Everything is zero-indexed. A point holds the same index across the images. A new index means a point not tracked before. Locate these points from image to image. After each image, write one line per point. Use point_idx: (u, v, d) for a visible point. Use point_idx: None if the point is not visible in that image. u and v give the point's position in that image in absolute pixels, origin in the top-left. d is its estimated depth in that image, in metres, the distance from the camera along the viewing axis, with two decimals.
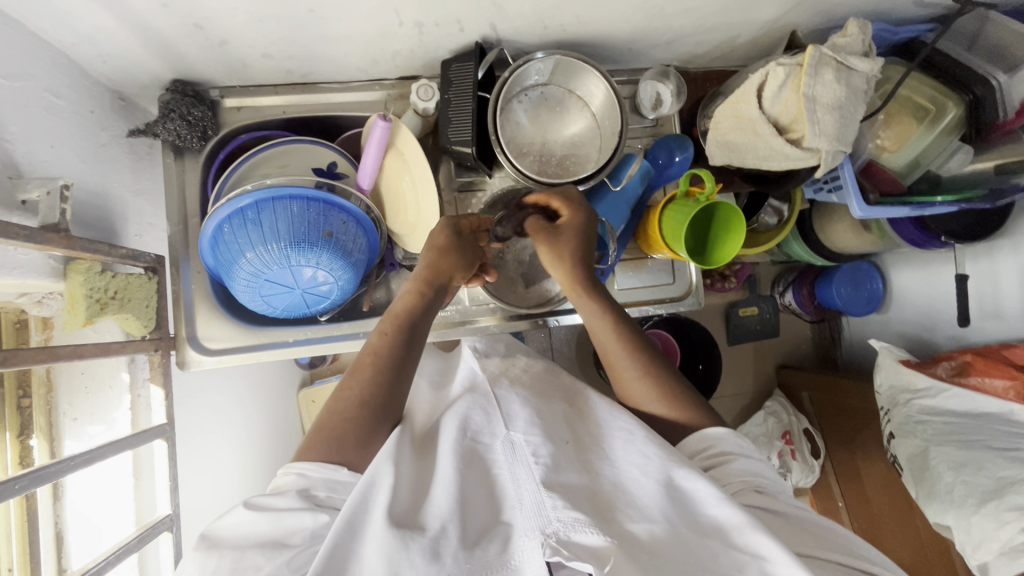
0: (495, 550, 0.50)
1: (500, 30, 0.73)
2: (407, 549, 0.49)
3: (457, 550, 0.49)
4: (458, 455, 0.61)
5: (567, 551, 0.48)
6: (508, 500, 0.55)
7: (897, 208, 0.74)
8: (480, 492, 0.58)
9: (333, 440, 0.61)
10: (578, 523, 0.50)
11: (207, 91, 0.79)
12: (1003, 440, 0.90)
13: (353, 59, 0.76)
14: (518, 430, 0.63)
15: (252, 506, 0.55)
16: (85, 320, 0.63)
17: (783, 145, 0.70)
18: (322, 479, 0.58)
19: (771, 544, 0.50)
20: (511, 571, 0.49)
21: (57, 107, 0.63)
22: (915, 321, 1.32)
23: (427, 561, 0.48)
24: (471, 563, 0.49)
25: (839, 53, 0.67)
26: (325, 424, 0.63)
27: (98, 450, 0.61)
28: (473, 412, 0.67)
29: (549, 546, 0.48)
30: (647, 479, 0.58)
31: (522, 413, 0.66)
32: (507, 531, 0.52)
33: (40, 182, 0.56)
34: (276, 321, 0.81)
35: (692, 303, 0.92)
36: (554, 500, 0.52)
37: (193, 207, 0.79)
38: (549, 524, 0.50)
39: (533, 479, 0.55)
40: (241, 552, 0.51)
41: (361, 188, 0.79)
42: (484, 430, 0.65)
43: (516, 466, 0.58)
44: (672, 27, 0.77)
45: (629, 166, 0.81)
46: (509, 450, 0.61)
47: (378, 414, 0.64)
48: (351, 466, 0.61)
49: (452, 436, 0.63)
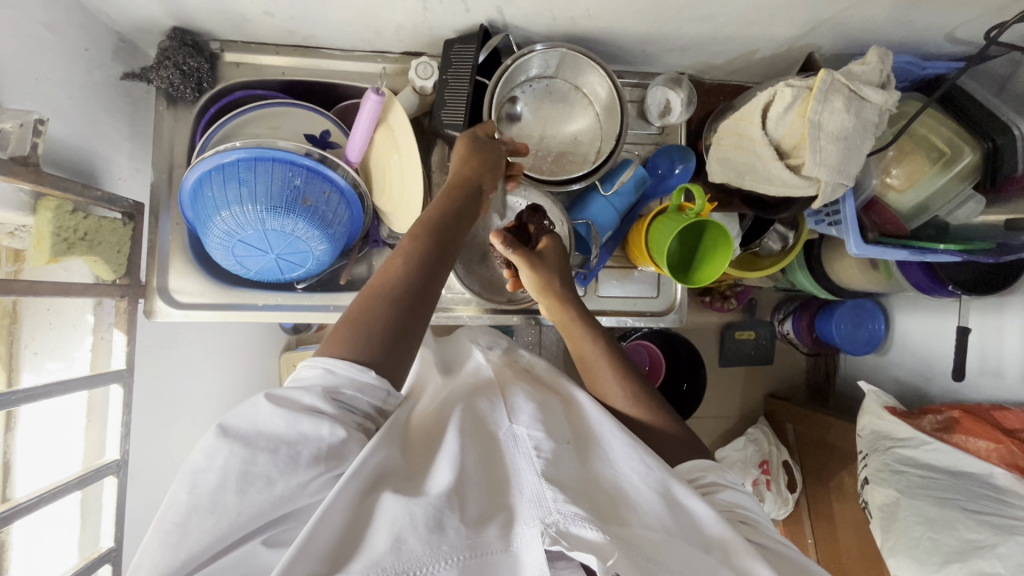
0: (495, 534, 0.48)
1: (507, 15, 0.71)
2: (410, 518, 0.46)
3: (458, 525, 0.47)
4: (461, 434, 0.59)
5: (567, 542, 0.47)
6: (510, 485, 0.54)
7: (895, 251, 0.71)
8: (482, 471, 0.55)
9: (363, 330, 0.56)
10: (579, 517, 0.49)
11: (207, 42, 0.77)
12: (979, 503, 0.87)
13: (356, 27, 0.74)
14: (522, 424, 0.60)
15: (274, 399, 0.50)
16: (49, 257, 0.62)
17: (781, 169, 0.66)
18: (348, 380, 0.53)
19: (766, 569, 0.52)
20: (511, 557, 0.47)
21: (46, 40, 0.62)
22: (911, 368, 1.28)
23: (427, 531, 0.46)
24: (470, 543, 0.47)
25: (853, 81, 0.63)
26: (357, 318, 0.57)
27: (43, 389, 0.60)
28: (478, 401, 0.65)
29: (549, 536, 0.47)
30: (648, 487, 0.57)
31: (526, 406, 0.64)
32: (507, 515, 0.51)
33: (14, 114, 0.55)
34: (250, 283, 0.80)
35: (673, 320, 0.89)
36: (555, 492, 0.50)
37: (180, 158, 0.78)
38: (549, 515, 0.49)
39: (534, 470, 0.54)
40: (251, 454, 0.47)
41: (349, 160, 0.77)
42: (487, 417, 0.62)
43: (518, 454, 0.56)
44: (687, 32, 0.74)
45: (623, 171, 0.78)
46: (511, 439, 0.58)
47: (408, 324, 0.58)
48: (380, 370, 0.55)
49: (458, 419, 0.61)
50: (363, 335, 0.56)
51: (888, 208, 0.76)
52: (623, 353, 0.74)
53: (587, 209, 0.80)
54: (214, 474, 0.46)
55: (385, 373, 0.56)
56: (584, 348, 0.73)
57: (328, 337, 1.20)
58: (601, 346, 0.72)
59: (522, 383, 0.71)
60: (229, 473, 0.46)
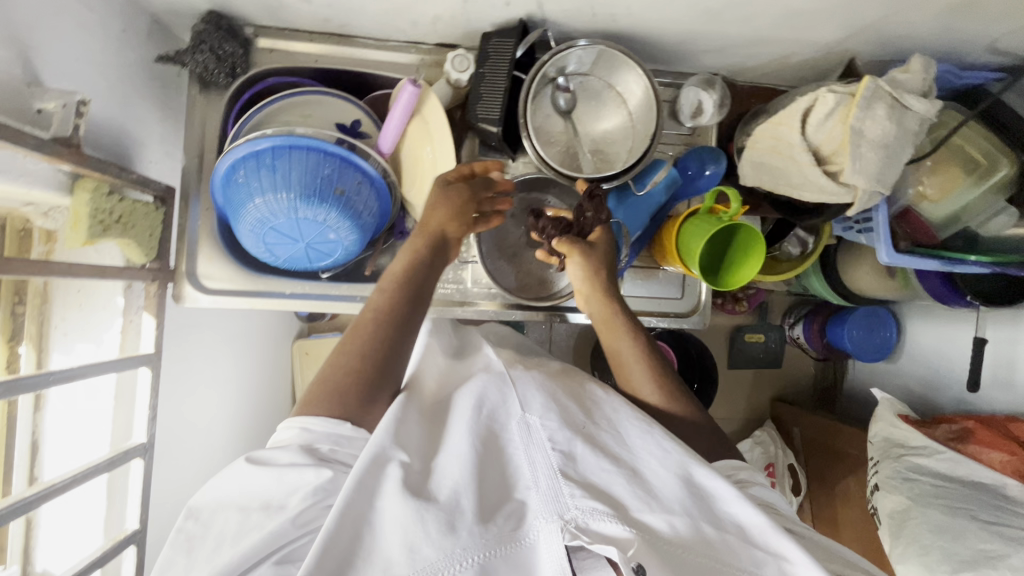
0: (510, 527, 0.50)
1: (547, 10, 0.70)
2: (424, 524, 0.48)
3: (473, 525, 0.49)
4: (474, 426, 0.59)
5: (587, 537, 0.49)
6: (523, 479, 0.55)
7: (925, 261, 0.72)
8: (495, 467, 0.56)
9: (334, 388, 0.59)
10: (598, 512, 0.51)
11: (241, 27, 0.77)
12: (990, 513, 0.88)
13: (393, 17, 0.74)
14: (534, 413, 0.61)
15: (254, 460, 0.55)
16: (85, 239, 0.62)
17: (820, 176, 0.66)
18: (326, 433, 0.57)
19: (793, 548, 0.53)
20: (529, 549, 0.50)
21: (86, 20, 0.61)
22: (922, 377, 1.28)
23: (443, 533, 0.48)
24: (488, 538, 0.49)
25: (896, 89, 0.63)
26: (327, 376, 0.60)
27: (79, 370, 0.61)
28: (489, 391, 0.65)
29: (568, 531, 0.49)
30: (667, 473, 0.57)
31: (537, 397, 0.64)
32: (521, 508, 0.52)
33: (57, 94, 0.55)
34: (277, 271, 0.80)
35: (695, 322, 0.90)
36: (571, 489, 0.52)
37: (211, 143, 0.78)
38: (567, 511, 0.51)
39: (550, 466, 0.55)
40: (244, 515, 0.52)
41: (380, 151, 0.77)
42: (500, 408, 0.63)
43: (533, 449, 0.57)
44: (726, 34, 0.73)
45: (656, 171, 0.79)
46: (524, 431, 0.59)
47: (381, 374, 0.61)
48: (355, 421, 0.59)
49: (470, 409, 0.62)
50: (334, 394, 0.59)
51: (921, 218, 0.75)
52: (657, 351, 0.73)
53: (618, 208, 0.81)
54: (211, 537, 0.52)
55: (361, 422, 0.59)
56: (622, 348, 0.73)
57: (342, 326, 1.20)
58: (634, 345, 0.72)
59: (534, 372, 0.72)
60: (225, 534, 0.51)
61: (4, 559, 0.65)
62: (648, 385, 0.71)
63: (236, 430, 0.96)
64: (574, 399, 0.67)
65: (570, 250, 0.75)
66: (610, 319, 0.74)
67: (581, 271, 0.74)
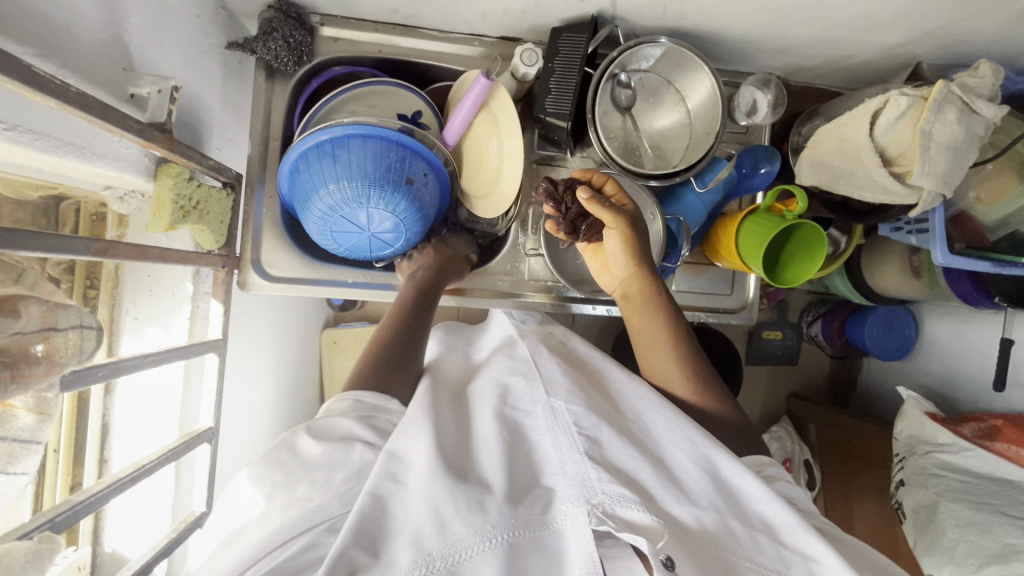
0: (538, 510, 0.51)
1: (619, 7, 0.71)
2: (454, 500, 0.49)
3: (502, 505, 0.50)
4: (498, 416, 0.63)
5: (614, 523, 0.49)
6: (550, 465, 0.56)
7: (978, 262, 0.74)
8: (521, 452, 0.59)
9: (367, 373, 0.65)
10: (625, 499, 0.51)
11: (308, 15, 0.77)
12: (1018, 509, 0.90)
13: (463, 10, 0.74)
14: (559, 398, 0.63)
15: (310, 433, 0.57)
16: (167, 225, 0.63)
17: (886, 177, 0.68)
18: (376, 407, 0.62)
19: (824, 550, 0.52)
20: (554, 533, 0.50)
21: (171, 5, 0.61)
22: (942, 376, 1.31)
23: (472, 512, 0.49)
24: (516, 519, 0.50)
25: (967, 94, 0.65)
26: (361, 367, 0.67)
27: (166, 354, 0.59)
28: (511, 380, 0.69)
29: (596, 516, 0.49)
30: (693, 466, 0.58)
31: (562, 381, 0.67)
32: (548, 494, 0.53)
33: (153, 79, 0.56)
34: (339, 260, 0.82)
35: (743, 318, 0.91)
36: (599, 473, 0.53)
37: (276, 131, 0.78)
38: (595, 495, 0.51)
39: (577, 449, 0.56)
40: (291, 484, 0.53)
41: (445, 141, 0.78)
42: (524, 398, 0.66)
43: (557, 432, 0.58)
44: (791, 34, 0.74)
45: (719, 170, 0.78)
46: (549, 416, 0.60)
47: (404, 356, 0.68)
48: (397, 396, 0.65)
49: (493, 399, 0.66)
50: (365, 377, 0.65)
51: (975, 221, 0.77)
52: (693, 335, 0.75)
53: (677, 204, 0.82)
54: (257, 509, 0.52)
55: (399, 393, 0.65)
56: (654, 333, 0.74)
57: (373, 316, 1.20)
58: (673, 326, 0.73)
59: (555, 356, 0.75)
60: (274, 503, 0.52)
61: (75, 539, 0.66)
62: (678, 376, 0.72)
63: (276, 417, 0.96)
64: (594, 387, 0.70)
65: (613, 223, 0.73)
66: (648, 297, 0.74)
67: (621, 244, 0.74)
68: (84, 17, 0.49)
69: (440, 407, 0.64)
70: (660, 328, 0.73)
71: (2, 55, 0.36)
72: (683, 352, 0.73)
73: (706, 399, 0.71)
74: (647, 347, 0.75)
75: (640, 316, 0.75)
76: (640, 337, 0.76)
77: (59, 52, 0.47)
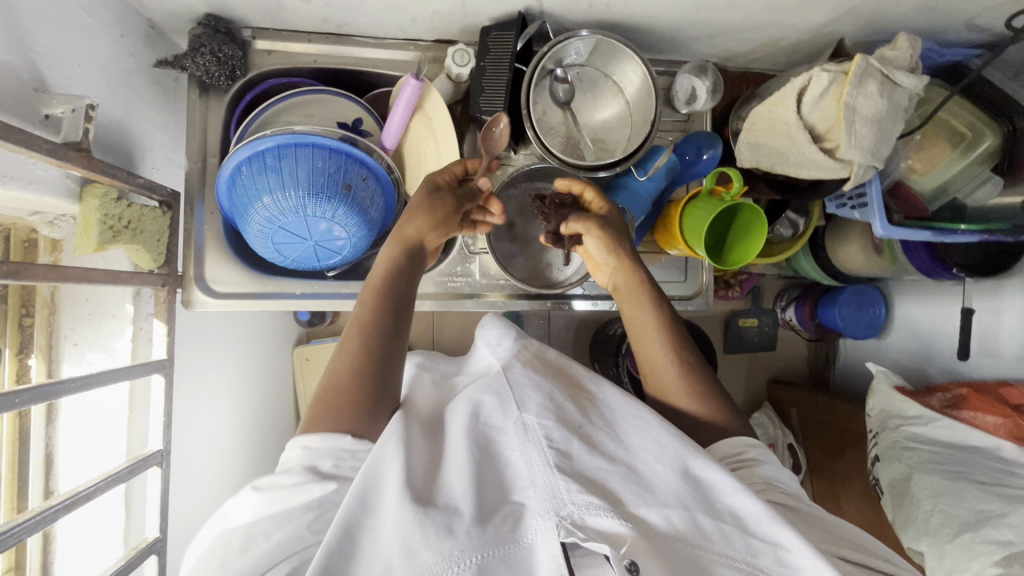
0: (508, 527, 0.50)
1: (545, 2, 0.72)
2: (424, 528, 0.49)
3: (471, 526, 0.49)
4: (469, 435, 0.60)
5: (582, 533, 0.49)
6: (520, 481, 0.55)
7: (918, 232, 0.74)
8: (494, 471, 0.57)
9: (339, 390, 0.60)
10: (594, 506, 0.51)
11: (239, 30, 0.77)
12: (989, 475, 0.90)
13: (392, 15, 0.74)
14: (530, 412, 0.61)
15: (259, 489, 0.55)
16: (96, 245, 0.62)
17: (816, 152, 0.69)
18: (331, 450, 0.57)
19: (791, 536, 0.52)
20: (524, 548, 0.49)
21: (87, 25, 0.61)
22: (912, 349, 1.32)
23: (441, 536, 0.48)
24: (484, 539, 0.49)
25: (886, 66, 0.66)
26: (331, 382, 0.61)
27: (96, 377, 0.58)
28: (483, 398, 0.64)
29: (563, 527, 0.49)
30: (664, 466, 0.58)
31: (534, 396, 0.63)
32: (518, 510, 0.52)
33: (65, 99, 0.55)
34: (285, 272, 0.81)
35: (700, 304, 0.91)
36: (568, 484, 0.52)
37: (214, 147, 0.78)
38: (564, 506, 0.51)
39: (546, 463, 0.55)
40: (250, 527, 0.52)
41: (385, 146, 0.78)
42: (495, 415, 0.62)
43: (528, 447, 0.57)
44: (718, 20, 0.75)
45: (657, 157, 0.79)
46: (520, 430, 0.59)
47: (376, 384, 0.62)
48: (357, 434, 0.59)
49: (463, 420, 0.61)
50: (342, 396, 0.60)
51: (913, 191, 0.78)
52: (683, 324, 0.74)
53: (622, 194, 0.82)
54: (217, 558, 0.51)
55: (363, 434, 0.59)
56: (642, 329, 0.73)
57: (341, 329, 1.19)
58: (662, 313, 0.72)
59: (532, 369, 0.69)
60: (231, 550, 0.51)
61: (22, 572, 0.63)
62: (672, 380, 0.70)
63: (241, 440, 0.94)
64: (570, 397, 0.66)
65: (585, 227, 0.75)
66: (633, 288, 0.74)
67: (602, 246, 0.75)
68: None
69: (416, 434, 0.61)
70: (650, 318, 0.72)
71: None
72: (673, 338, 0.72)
73: (700, 405, 0.69)
74: (636, 333, 0.73)
75: (631, 309, 0.73)
76: (630, 327, 0.74)
77: None
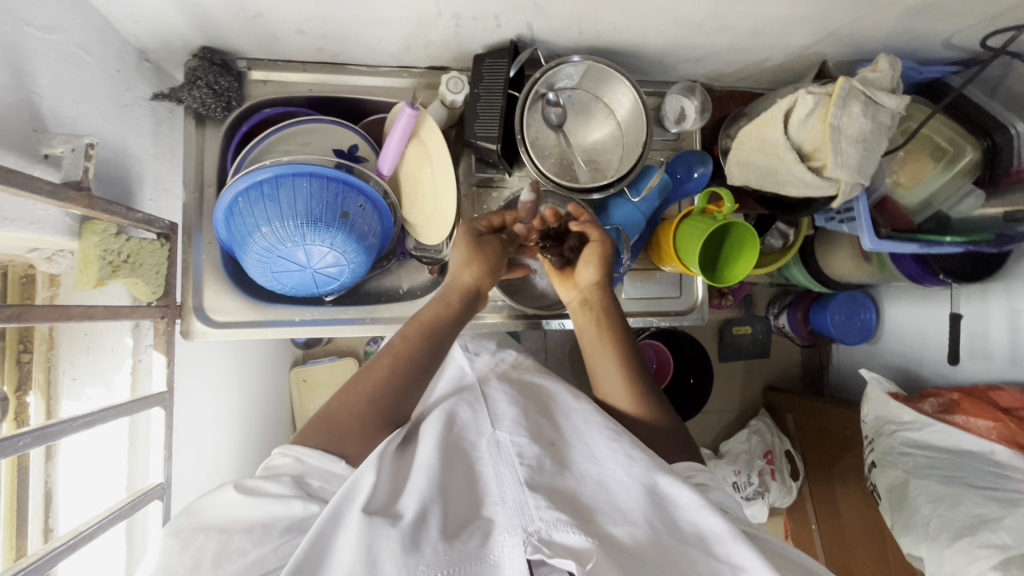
0: (474, 544, 0.53)
1: (536, 30, 0.73)
2: (387, 537, 0.50)
3: (437, 542, 0.52)
4: (443, 445, 0.63)
5: (548, 549, 0.52)
6: (490, 497, 0.58)
7: (903, 244, 0.75)
8: (464, 485, 0.60)
9: (348, 413, 0.63)
10: (560, 523, 0.53)
11: (234, 61, 0.78)
12: (983, 479, 0.91)
13: (386, 44, 0.76)
14: (504, 431, 0.66)
15: (242, 489, 0.55)
16: (95, 281, 0.62)
17: (805, 171, 0.70)
18: (320, 469, 0.59)
19: (754, 559, 0.53)
20: (489, 567, 0.52)
21: (85, 63, 0.61)
22: (902, 354, 1.33)
23: (406, 550, 0.50)
24: (450, 556, 0.51)
25: (868, 87, 0.68)
26: (343, 403, 0.64)
27: (100, 414, 0.58)
28: (460, 408, 0.70)
29: (530, 544, 0.52)
30: (632, 481, 0.60)
31: (509, 413, 0.69)
32: (487, 526, 0.55)
33: (65, 139, 0.55)
34: (285, 299, 0.81)
35: (696, 318, 0.93)
36: (536, 501, 0.55)
37: (211, 177, 0.78)
38: (531, 522, 0.54)
39: (516, 480, 0.58)
40: (225, 536, 0.52)
41: (380, 173, 0.79)
42: (471, 427, 0.67)
43: (501, 466, 0.61)
44: (704, 44, 0.77)
45: (650, 177, 0.81)
46: (494, 449, 0.63)
47: (389, 411, 0.65)
48: (348, 459, 0.61)
49: (439, 428, 0.65)
50: (350, 421, 0.63)
51: (899, 205, 0.80)
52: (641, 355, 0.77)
53: (616, 215, 0.83)
54: (187, 556, 0.51)
55: (353, 461, 0.62)
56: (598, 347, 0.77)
57: (339, 350, 1.19)
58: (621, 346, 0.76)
59: (507, 385, 0.77)
60: (204, 553, 0.51)
61: None
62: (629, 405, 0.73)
63: (242, 467, 0.94)
64: (543, 415, 0.71)
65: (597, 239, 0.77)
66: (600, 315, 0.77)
67: (595, 268, 0.77)
68: None
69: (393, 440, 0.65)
70: (610, 346, 0.76)
71: None
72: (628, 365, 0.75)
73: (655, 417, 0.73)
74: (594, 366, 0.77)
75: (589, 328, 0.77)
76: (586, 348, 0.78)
77: None
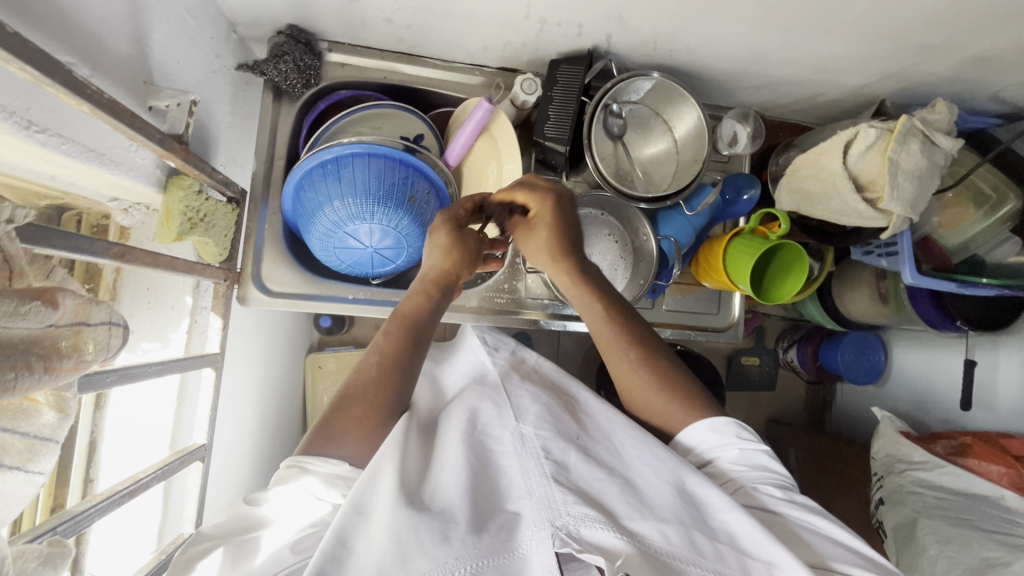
0: (503, 537, 0.52)
1: (614, 42, 0.77)
2: (418, 531, 0.50)
3: (465, 534, 0.51)
4: (467, 444, 0.62)
5: (577, 544, 0.51)
6: (515, 491, 0.57)
7: (943, 282, 0.78)
8: (489, 481, 0.59)
9: (349, 418, 0.62)
10: (590, 519, 0.52)
11: (317, 42, 0.80)
12: (993, 523, 0.92)
13: (468, 41, 0.78)
14: (528, 424, 0.64)
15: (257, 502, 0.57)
16: (175, 235, 0.63)
17: (860, 202, 0.74)
18: (332, 474, 0.57)
19: (789, 558, 0.53)
20: (518, 559, 0.51)
21: (189, 25, 0.63)
22: (909, 398, 1.35)
23: (436, 543, 0.49)
24: (480, 548, 0.50)
25: (927, 128, 0.72)
26: (339, 403, 0.64)
27: (168, 365, 0.58)
28: (481, 406, 0.69)
29: (559, 538, 0.51)
30: (660, 480, 0.60)
31: (532, 408, 0.68)
32: (513, 520, 0.54)
33: (173, 93, 0.58)
34: (338, 277, 0.83)
35: (730, 337, 0.95)
36: (564, 496, 0.55)
37: (281, 151, 0.80)
38: (559, 517, 0.53)
39: (543, 474, 0.57)
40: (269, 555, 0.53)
41: (447, 161, 0.82)
42: (493, 422, 0.67)
43: (526, 458, 0.60)
44: (769, 73, 0.81)
45: (706, 195, 0.84)
46: (518, 441, 0.62)
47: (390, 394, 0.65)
48: (353, 463, 0.60)
49: (462, 427, 0.65)
50: (352, 424, 0.62)
51: (939, 245, 0.84)
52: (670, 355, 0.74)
53: (668, 226, 0.85)
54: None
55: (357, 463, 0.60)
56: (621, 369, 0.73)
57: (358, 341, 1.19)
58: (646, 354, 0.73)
59: (529, 383, 0.76)
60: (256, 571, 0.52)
61: None
62: (661, 403, 0.71)
63: (259, 443, 0.92)
64: (567, 411, 0.71)
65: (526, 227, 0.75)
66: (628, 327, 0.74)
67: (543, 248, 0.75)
68: (115, 31, 0.51)
69: (415, 440, 0.66)
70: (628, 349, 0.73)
71: (46, 58, 0.37)
72: (655, 367, 0.72)
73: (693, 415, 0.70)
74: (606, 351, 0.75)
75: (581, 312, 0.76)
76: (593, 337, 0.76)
77: (89, 59, 0.48)
